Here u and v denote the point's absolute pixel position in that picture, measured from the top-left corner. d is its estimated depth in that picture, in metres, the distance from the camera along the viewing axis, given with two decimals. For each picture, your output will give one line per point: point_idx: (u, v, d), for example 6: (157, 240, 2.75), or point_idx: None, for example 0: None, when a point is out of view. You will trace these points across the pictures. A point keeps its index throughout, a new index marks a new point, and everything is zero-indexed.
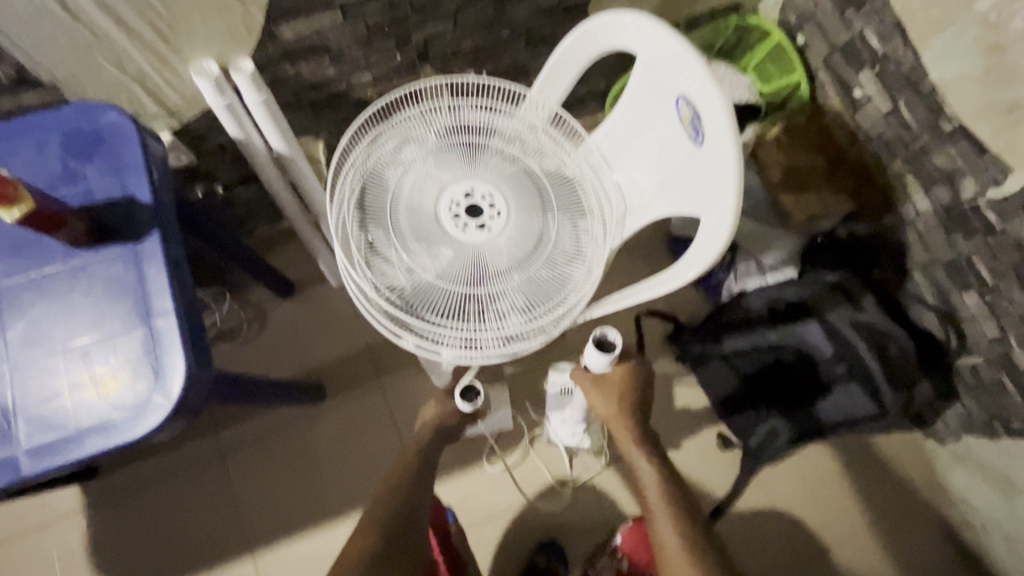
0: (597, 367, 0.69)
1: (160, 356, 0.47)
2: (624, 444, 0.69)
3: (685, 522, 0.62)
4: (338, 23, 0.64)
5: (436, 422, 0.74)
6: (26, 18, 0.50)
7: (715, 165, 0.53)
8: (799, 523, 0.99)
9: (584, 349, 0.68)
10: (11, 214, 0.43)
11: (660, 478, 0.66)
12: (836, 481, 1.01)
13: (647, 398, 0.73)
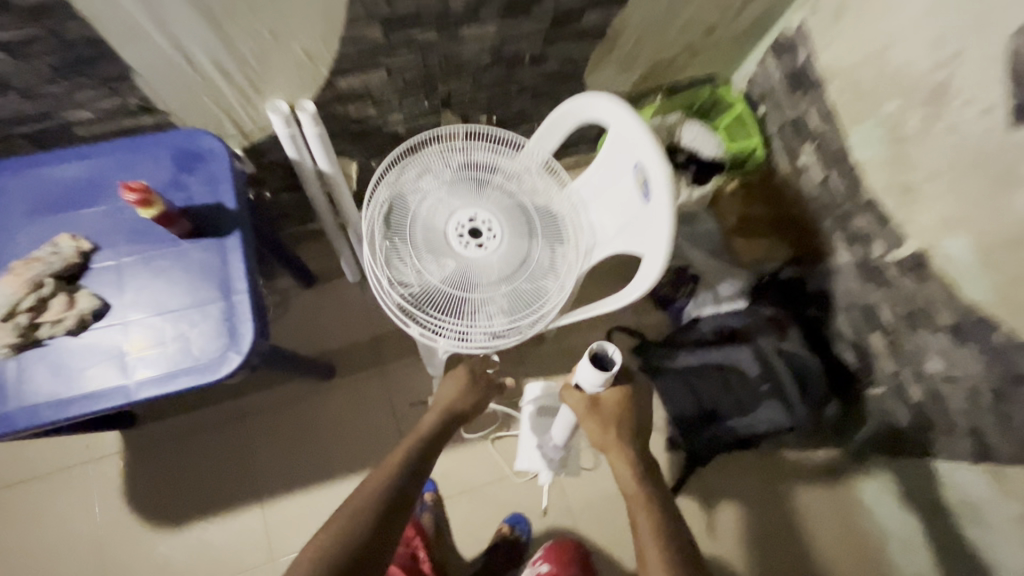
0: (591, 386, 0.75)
1: (235, 324, 0.65)
2: (618, 466, 0.78)
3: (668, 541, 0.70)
4: (383, 78, 0.82)
5: (456, 402, 0.88)
6: (158, 69, 0.68)
7: (657, 214, 0.70)
8: (742, 516, 1.14)
9: (584, 367, 0.72)
10: (147, 212, 0.61)
11: (646, 497, 0.75)
12: (772, 481, 1.16)
13: (638, 422, 0.81)
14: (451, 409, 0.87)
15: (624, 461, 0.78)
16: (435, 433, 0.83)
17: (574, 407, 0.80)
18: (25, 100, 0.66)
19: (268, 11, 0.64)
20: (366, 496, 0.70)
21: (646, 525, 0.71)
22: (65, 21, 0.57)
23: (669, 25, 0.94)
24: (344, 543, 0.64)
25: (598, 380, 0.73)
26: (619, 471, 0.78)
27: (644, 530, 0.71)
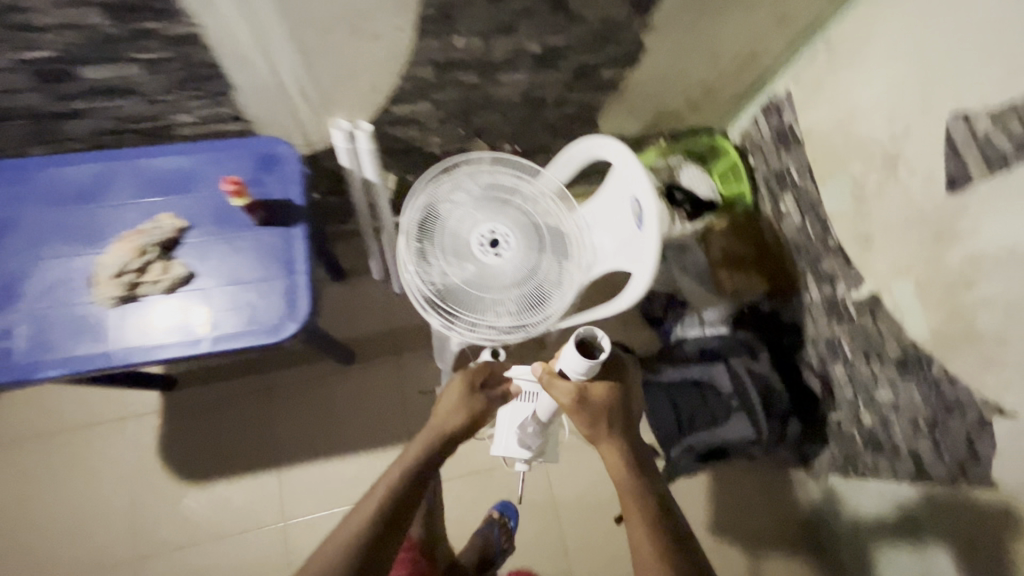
0: (577, 372, 0.80)
1: (295, 299, 0.79)
2: (609, 457, 0.84)
3: (656, 525, 0.77)
4: (429, 108, 0.98)
5: (455, 410, 0.91)
6: (252, 89, 0.83)
7: (646, 241, 0.85)
8: (721, 520, 1.31)
9: (573, 354, 0.78)
10: (239, 202, 0.76)
11: (638, 486, 0.81)
12: (752, 492, 1.33)
13: (624, 414, 0.86)
14: (447, 431, 0.89)
15: (614, 451, 0.83)
16: (431, 454, 0.86)
17: (563, 404, 0.83)
18: (146, 103, 0.81)
19: (348, 50, 0.80)
20: (372, 504, 0.79)
21: (637, 513, 0.78)
22: (194, 48, 0.73)
23: (674, 83, 1.10)
24: (352, 551, 0.74)
25: (583, 369, 0.79)
26: (610, 460, 0.84)
27: (634, 518, 0.78)
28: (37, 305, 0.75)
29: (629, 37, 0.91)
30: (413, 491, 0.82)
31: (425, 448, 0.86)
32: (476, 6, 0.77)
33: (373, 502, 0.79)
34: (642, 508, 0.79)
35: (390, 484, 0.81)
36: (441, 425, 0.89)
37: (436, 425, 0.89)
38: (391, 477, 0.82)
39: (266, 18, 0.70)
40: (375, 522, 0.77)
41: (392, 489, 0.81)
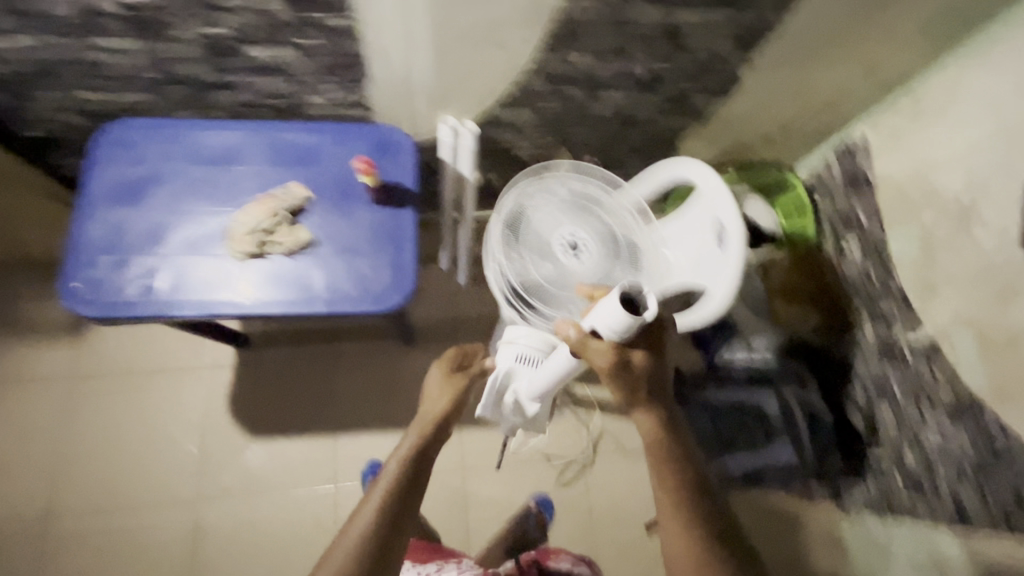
0: (615, 330, 0.74)
1: (402, 274, 0.86)
2: (641, 417, 0.85)
3: (677, 477, 0.85)
4: (530, 115, 1.05)
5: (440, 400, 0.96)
6: (382, 82, 0.92)
7: (727, 265, 0.92)
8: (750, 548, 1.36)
9: (618, 313, 0.72)
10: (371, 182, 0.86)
11: (665, 446, 0.85)
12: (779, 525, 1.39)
13: (661, 378, 0.84)
14: (436, 417, 0.94)
15: (647, 413, 0.84)
16: (427, 441, 0.90)
17: (598, 365, 0.79)
18: (287, 82, 0.90)
19: (476, 55, 0.87)
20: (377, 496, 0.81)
21: (659, 468, 0.85)
22: (347, 40, 0.81)
23: (757, 116, 1.15)
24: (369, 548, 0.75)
25: (621, 328, 0.73)
26: (641, 420, 0.85)
27: (658, 472, 0.85)
28: (179, 253, 0.83)
29: (726, 70, 0.98)
30: (416, 484, 0.84)
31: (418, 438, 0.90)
32: (600, 27, 0.84)
33: (379, 493, 0.81)
34: (669, 479, 0.85)
35: (391, 473, 0.83)
36: (432, 416, 0.94)
37: (426, 413, 0.94)
38: (391, 470, 0.84)
39: (419, 21, 0.79)
40: (387, 515, 0.79)
41: (395, 480, 0.83)
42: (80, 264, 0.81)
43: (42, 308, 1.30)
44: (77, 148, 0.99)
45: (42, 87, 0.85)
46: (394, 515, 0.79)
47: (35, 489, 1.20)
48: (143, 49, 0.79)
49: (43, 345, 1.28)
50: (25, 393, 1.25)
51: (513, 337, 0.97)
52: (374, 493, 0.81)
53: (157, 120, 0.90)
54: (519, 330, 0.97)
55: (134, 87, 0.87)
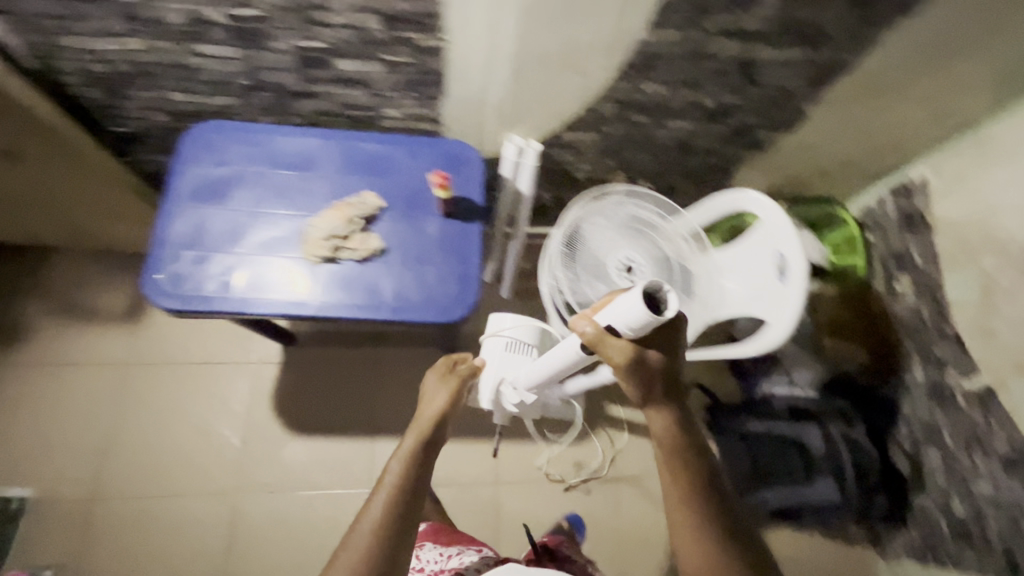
0: (633, 326, 0.66)
1: (468, 287, 0.88)
2: (655, 421, 0.73)
3: (703, 501, 0.70)
4: (593, 138, 1.07)
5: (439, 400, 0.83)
6: (457, 100, 0.94)
7: (787, 297, 0.91)
8: None
9: (637, 307, 0.64)
10: (440, 194, 0.88)
11: (688, 458, 0.71)
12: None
13: (678, 378, 0.74)
14: (438, 417, 0.81)
15: (662, 417, 0.73)
16: (428, 444, 0.76)
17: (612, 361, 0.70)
18: (367, 95, 0.93)
19: (554, 79, 0.90)
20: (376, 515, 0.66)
21: (680, 489, 0.70)
22: (433, 58, 0.84)
23: (817, 152, 1.16)
24: None
25: (640, 325, 0.66)
26: (655, 425, 0.73)
27: (676, 495, 0.70)
28: (255, 253, 0.86)
29: (794, 105, 0.99)
30: (416, 501, 0.69)
31: (420, 443, 0.76)
32: (678, 59, 0.86)
33: (373, 519, 0.66)
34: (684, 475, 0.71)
35: (395, 486, 0.69)
36: (433, 414, 0.81)
37: (427, 411, 0.81)
38: (389, 483, 0.70)
39: (504, 45, 0.82)
40: (384, 546, 0.65)
41: (394, 498, 0.68)
42: (163, 258, 0.84)
43: (101, 294, 1.34)
44: (158, 145, 1.04)
45: (139, 87, 0.89)
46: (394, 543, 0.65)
47: (83, 470, 1.23)
48: (240, 57, 0.83)
49: (100, 330, 1.32)
50: (80, 375, 1.29)
51: (504, 329, 1.02)
52: (363, 521, 0.66)
53: (240, 125, 0.94)
54: (507, 322, 0.98)
55: (223, 92, 0.91)
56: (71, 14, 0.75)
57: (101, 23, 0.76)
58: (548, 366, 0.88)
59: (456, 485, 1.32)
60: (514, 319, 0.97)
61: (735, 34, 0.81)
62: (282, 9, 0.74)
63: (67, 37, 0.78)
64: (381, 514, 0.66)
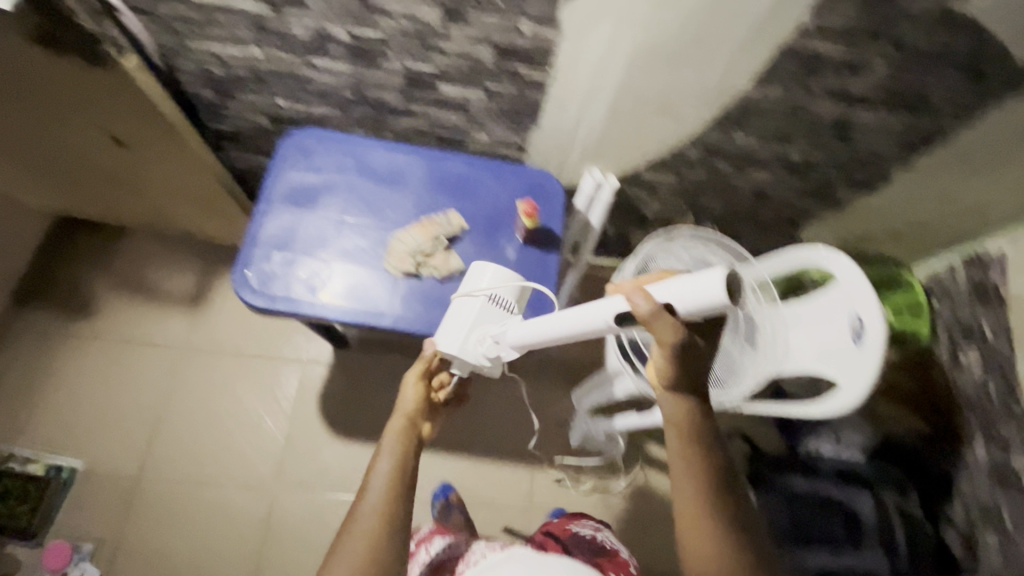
0: (704, 308, 0.55)
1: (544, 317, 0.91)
2: (678, 416, 0.66)
3: (715, 498, 0.66)
4: (671, 180, 1.08)
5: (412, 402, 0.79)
6: (548, 133, 0.97)
7: (863, 362, 0.89)
8: None
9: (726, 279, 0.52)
10: (528, 223, 0.90)
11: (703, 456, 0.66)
12: None
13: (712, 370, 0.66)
14: (415, 414, 0.78)
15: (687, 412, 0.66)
16: (404, 449, 0.73)
17: (663, 342, 0.59)
18: (463, 118, 0.95)
19: (648, 121, 0.91)
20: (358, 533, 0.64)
21: (689, 483, 0.66)
22: (536, 91, 0.87)
23: (895, 215, 1.14)
24: None
25: (712, 309, 0.54)
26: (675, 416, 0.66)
27: (686, 489, 0.66)
28: (341, 260, 0.89)
29: (882, 168, 0.99)
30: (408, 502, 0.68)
31: (400, 442, 0.73)
32: (776, 114, 0.87)
33: (367, 520, 0.65)
34: (692, 462, 0.66)
35: (373, 501, 0.66)
36: (408, 411, 0.78)
37: (402, 409, 0.78)
38: (375, 477, 0.69)
39: (608, 89, 0.84)
40: (384, 549, 0.64)
41: (387, 496, 0.67)
42: (254, 257, 0.87)
43: (166, 279, 1.38)
44: (251, 145, 1.08)
45: (248, 91, 0.93)
46: (394, 547, 0.64)
47: (131, 449, 1.25)
48: (351, 72, 0.86)
49: (162, 312, 1.36)
50: (137, 355, 1.32)
51: (481, 278, 0.80)
52: (356, 523, 0.65)
53: (335, 134, 0.96)
54: (487, 271, 0.80)
55: (326, 103, 0.94)
56: (205, 20, 0.78)
57: (231, 30, 0.80)
58: (544, 333, 0.69)
59: (491, 507, 1.31)
60: (495, 269, 0.80)
61: (838, 96, 0.82)
62: (404, 34, 0.77)
63: (195, 40, 0.82)
64: (374, 514, 0.65)
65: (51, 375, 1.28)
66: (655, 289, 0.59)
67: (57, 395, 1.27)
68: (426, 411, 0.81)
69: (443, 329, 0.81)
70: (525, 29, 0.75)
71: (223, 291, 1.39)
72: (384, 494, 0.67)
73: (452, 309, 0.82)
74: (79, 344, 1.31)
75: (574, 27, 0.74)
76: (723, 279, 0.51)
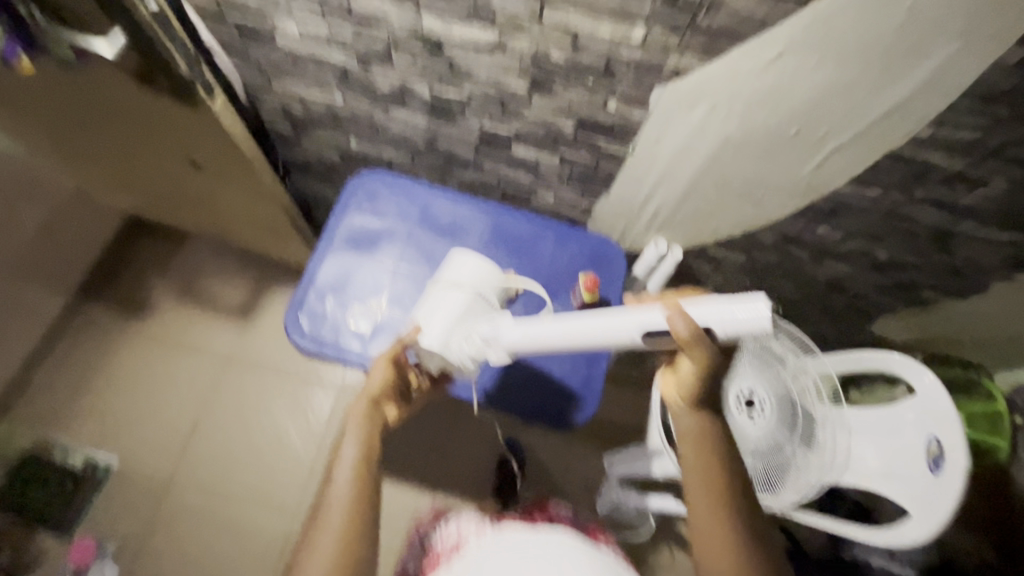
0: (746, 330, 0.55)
1: (591, 395, 0.89)
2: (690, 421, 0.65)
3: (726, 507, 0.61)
4: (740, 259, 1.02)
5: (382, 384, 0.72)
6: (616, 202, 0.93)
7: (940, 492, 0.80)
8: None
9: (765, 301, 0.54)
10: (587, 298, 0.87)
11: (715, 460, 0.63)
12: None
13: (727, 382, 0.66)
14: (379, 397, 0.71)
15: (697, 420, 0.65)
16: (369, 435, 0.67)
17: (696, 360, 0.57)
18: (531, 178, 0.93)
19: (726, 204, 0.86)
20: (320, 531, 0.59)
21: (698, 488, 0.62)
22: (611, 163, 0.83)
23: (984, 323, 1.04)
24: None
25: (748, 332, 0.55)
26: (686, 425, 0.65)
27: (696, 498, 0.62)
28: (391, 310, 0.87)
29: (979, 278, 0.90)
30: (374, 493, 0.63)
31: (362, 428, 0.67)
32: (868, 213, 0.80)
33: (333, 527, 0.59)
34: (710, 484, 0.62)
35: (337, 495, 0.61)
36: (373, 393, 0.71)
37: (366, 395, 0.71)
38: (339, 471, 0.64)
39: (687, 169, 0.80)
40: (355, 561, 0.58)
41: (353, 499, 0.61)
42: (308, 298, 0.87)
43: (219, 288, 1.41)
44: (318, 174, 1.08)
45: (323, 130, 0.94)
46: (366, 550, 0.59)
47: (164, 452, 1.28)
48: (426, 125, 0.85)
49: (211, 320, 1.39)
50: (183, 359, 1.35)
51: (463, 272, 0.78)
52: (321, 533, 0.59)
53: (402, 179, 0.96)
54: (470, 264, 0.79)
55: (397, 147, 0.94)
56: (292, 65, 0.79)
57: (315, 77, 0.80)
58: (551, 338, 0.67)
59: None
60: (475, 263, 0.79)
61: (942, 204, 0.75)
62: (486, 97, 0.76)
63: (280, 80, 0.83)
64: (340, 520, 0.59)
65: (101, 368, 1.33)
66: (690, 309, 0.57)
67: (105, 390, 1.31)
68: (396, 392, 0.74)
69: (423, 317, 0.75)
70: (611, 106, 0.72)
71: (271, 305, 1.41)
72: (347, 498, 0.61)
73: (430, 301, 0.76)
74: (132, 342, 1.35)
75: (663, 111, 0.70)
76: (770, 308, 0.53)
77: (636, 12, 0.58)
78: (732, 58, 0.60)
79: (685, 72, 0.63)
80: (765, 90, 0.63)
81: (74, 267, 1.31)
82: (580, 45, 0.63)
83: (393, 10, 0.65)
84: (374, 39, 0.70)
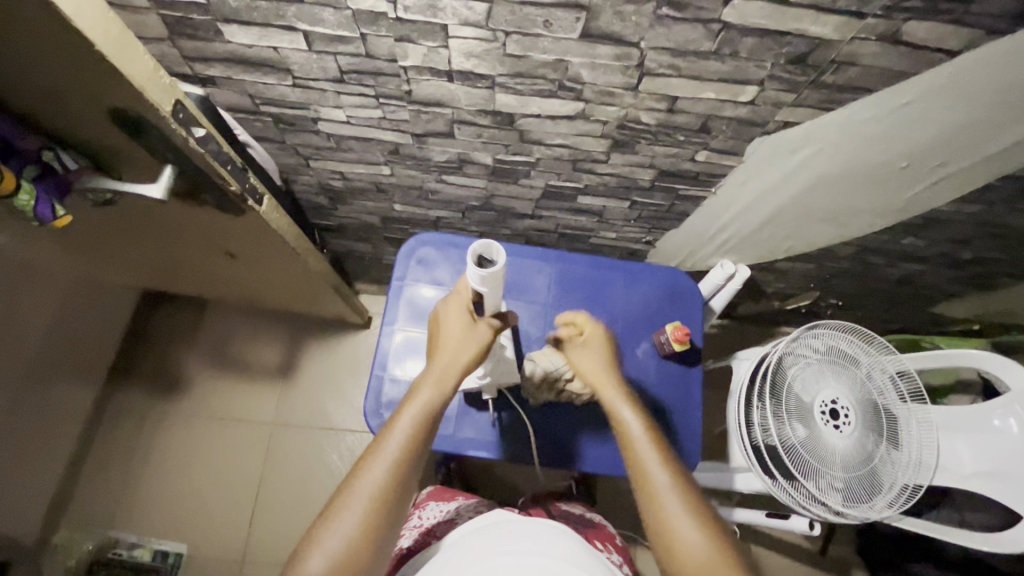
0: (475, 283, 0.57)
1: (689, 442, 0.83)
2: (611, 401, 0.65)
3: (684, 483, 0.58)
4: (809, 268, 0.99)
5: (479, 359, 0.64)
6: (684, 235, 0.89)
7: None
8: None
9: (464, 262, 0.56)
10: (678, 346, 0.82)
11: (652, 437, 0.61)
12: None
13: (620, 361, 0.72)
14: (462, 368, 0.62)
15: (620, 394, 0.66)
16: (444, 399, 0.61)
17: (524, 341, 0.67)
18: (594, 221, 0.87)
19: (808, 227, 0.82)
20: (380, 463, 0.55)
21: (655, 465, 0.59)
22: (687, 203, 0.78)
23: None
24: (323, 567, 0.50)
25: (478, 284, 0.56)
26: (614, 405, 0.65)
27: (653, 478, 0.58)
28: None
29: None
30: (426, 456, 0.58)
31: (445, 391, 0.61)
32: (962, 224, 0.77)
33: (385, 461, 0.55)
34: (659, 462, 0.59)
35: (400, 438, 0.56)
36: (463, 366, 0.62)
37: (446, 357, 0.62)
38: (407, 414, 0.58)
39: (773, 204, 0.75)
40: (391, 504, 0.54)
41: (398, 469, 0.55)
42: (382, 384, 0.82)
43: (253, 351, 1.35)
44: (354, 235, 1.01)
45: (364, 198, 0.86)
46: (402, 505, 0.55)
47: (229, 530, 1.24)
48: (483, 186, 0.79)
49: (251, 386, 1.33)
50: (228, 432, 1.30)
51: None
52: (368, 466, 0.55)
53: (450, 238, 0.89)
54: None
55: (447, 207, 0.87)
56: (335, 146, 0.71)
57: (362, 154, 0.73)
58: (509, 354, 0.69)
59: None
60: None
61: None
62: (557, 159, 0.69)
63: (319, 161, 0.75)
64: (394, 454, 0.55)
65: (147, 455, 1.27)
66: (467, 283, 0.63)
67: (155, 477, 1.26)
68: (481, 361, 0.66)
69: None
70: (700, 158, 0.66)
71: (312, 361, 1.35)
72: (404, 442, 0.56)
73: None
74: (173, 423, 1.29)
75: (759, 156, 0.64)
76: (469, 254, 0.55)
77: (751, 76, 0.51)
78: (850, 108, 0.55)
79: (794, 123, 0.58)
80: (881, 133, 0.58)
81: (102, 356, 1.24)
82: (677, 109, 0.57)
83: (463, 92, 0.58)
84: (435, 118, 0.63)
